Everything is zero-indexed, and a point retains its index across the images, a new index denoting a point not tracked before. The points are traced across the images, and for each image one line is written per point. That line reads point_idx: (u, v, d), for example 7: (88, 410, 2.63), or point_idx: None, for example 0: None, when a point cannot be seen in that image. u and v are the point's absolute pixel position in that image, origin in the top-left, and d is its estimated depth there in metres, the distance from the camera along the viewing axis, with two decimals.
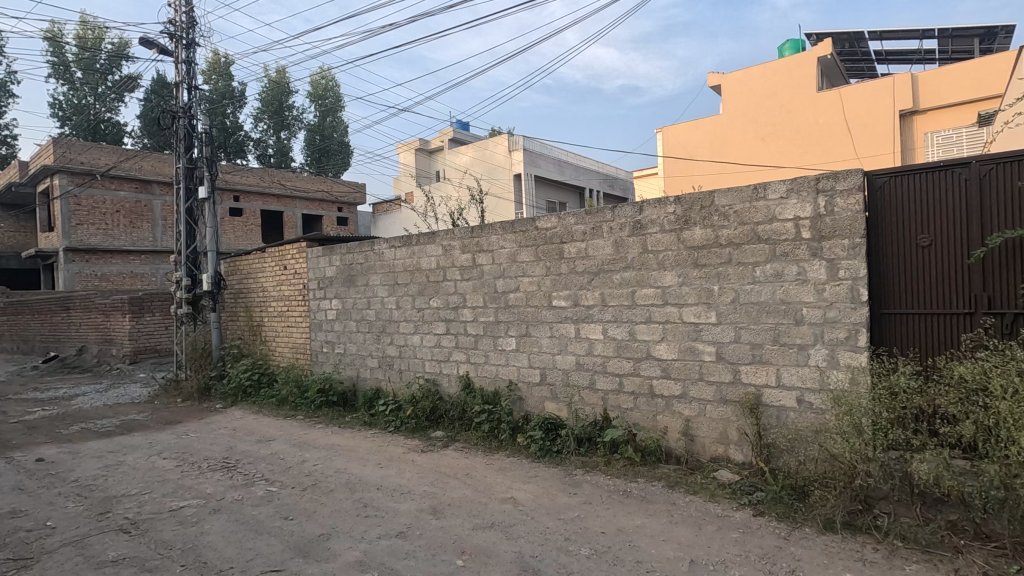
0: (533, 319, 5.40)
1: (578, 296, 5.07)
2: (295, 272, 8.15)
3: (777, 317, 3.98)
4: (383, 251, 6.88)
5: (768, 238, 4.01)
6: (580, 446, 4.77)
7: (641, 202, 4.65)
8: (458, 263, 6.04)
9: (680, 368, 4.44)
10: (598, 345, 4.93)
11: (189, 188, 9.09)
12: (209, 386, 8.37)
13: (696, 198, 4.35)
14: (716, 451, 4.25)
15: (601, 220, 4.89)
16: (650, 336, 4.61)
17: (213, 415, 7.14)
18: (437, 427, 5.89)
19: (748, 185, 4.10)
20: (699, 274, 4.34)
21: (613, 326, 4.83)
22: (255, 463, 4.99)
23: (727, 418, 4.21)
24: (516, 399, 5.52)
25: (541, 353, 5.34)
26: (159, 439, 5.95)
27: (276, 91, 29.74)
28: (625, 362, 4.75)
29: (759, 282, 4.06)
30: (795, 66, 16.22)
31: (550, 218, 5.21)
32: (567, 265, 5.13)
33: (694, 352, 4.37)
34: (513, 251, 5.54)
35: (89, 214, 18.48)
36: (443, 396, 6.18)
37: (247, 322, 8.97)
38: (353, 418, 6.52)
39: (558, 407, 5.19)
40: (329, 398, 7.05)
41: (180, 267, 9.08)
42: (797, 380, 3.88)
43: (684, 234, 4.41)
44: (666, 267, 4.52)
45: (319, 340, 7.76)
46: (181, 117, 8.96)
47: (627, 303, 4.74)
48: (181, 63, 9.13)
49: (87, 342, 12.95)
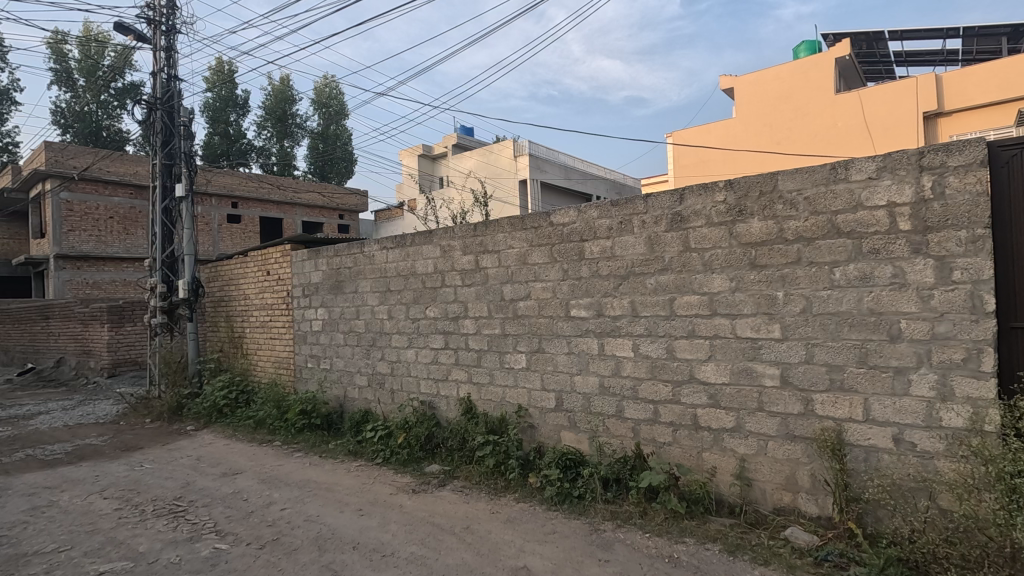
0: (545, 332, 4.54)
1: (602, 305, 4.20)
2: (278, 277, 7.34)
3: (864, 332, 3.10)
4: (374, 253, 6.04)
5: (852, 231, 3.15)
6: (607, 490, 3.88)
7: (681, 190, 3.81)
8: (459, 266, 5.19)
9: (732, 396, 3.57)
10: (627, 365, 4.06)
11: (166, 186, 8.27)
12: (181, 405, 7.47)
13: (753, 183, 3.51)
14: (781, 500, 3.38)
15: (630, 213, 4.04)
16: (693, 354, 3.74)
17: (180, 440, 6.27)
18: (432, 459, 5.01)
19: (824, 164, 3.25)
20: (758, 277, 3.48)
21: (646, 342, 3.96)
22: (211, 506, 4.12)
23: (795, 459, 3.33)
24: (526, 427, 4.65)
25: (557, 373, 4.46)
26: (108, 471, 5.07)
27: (279, 99, 29.32)
28: (662, 386, 3.88)
29: (839, 287, 3.18)
30: (813, 66, 15.41)
31: (568, 212, 4.37)
32: (588, 268, 4.28)
33: (752, 376, 3.50)
34: (523, 252, 4.69)
35: (81, 220, 17.75)
36: (441, 421, 5.32)
37: (228, 333, 8.13)
38: (337, 445, 5.63)
39: (577, 439, 4.32)
40: (312, 421, 6.16)
41: (154, 273, 8.27)
42: (892, 414, 3.01)
43: (737, 228, 3.56)
44: (713, 269, 3.65)
45: (304, 355, 6.91)
46: (158, 108, 8.19)
47: (663, 313, 3.87)
48: (160, 50, 8.37)
49: (65, 354, 12.14)
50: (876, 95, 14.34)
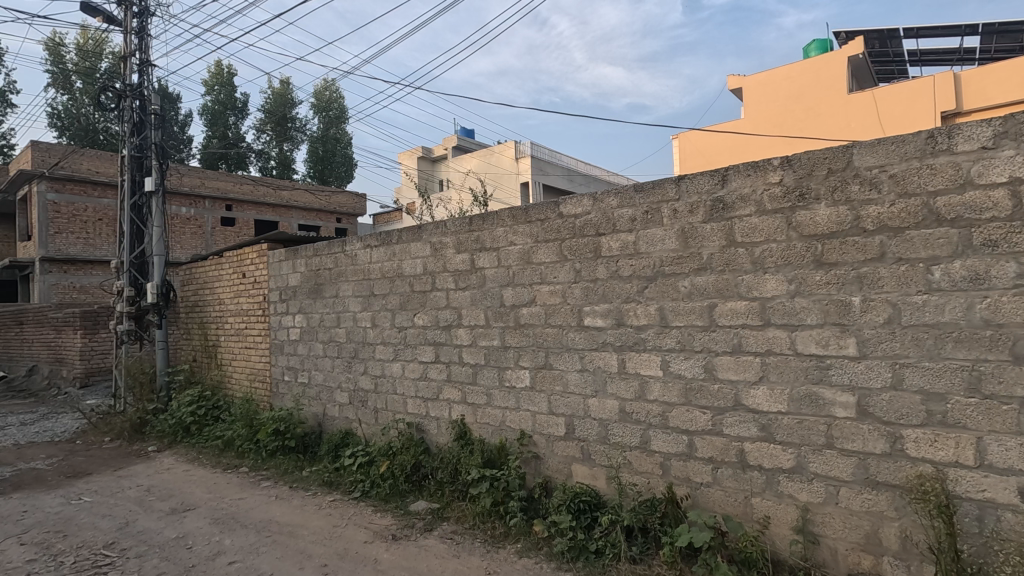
0: (553, 344, 3.80)
1: (621, 313, 3.46)
2: (254, 280, 6.62)
3: (977, 349, 2.36)
4: (357, 252, 5.31)
5: (958, 217, 2.41)
6: (632, 544, 3.12)
7: (723, 170, 3.09)
8: (452, 267, 4.46)
9: (792, 429, 2.83)
10: (654, 386, 3.32)
11: (136, 180, 7.58)
12: (145, 421, 6.71)
13: (819, 161, 2.78)
14: (859, 565, 2.64)
15: (658, 200, 3.32)
16: (739, 374, 3.01)
17: (136, 464, 5.52)
18: (419, 494, 4.26)
19: (917, 132, 2.52)
20: (825, 278, 2.74)
21: (679, 359, 3.22)
22: (145, 558, 3.36)
23: (878, 512, 2.59)
24: (530, 459, 3.91)
25: (567, 394, 3.72)
26: (38, 506, 4.30)
27: (279, 102, 28.79)
28: (700, 414, 3.14)
29: (940, 290, 2.44)
30: (824, 66, 14.73)
31: (581, 201, 3.66)
32: (604, 267, 3.55)
33: (818, 404, 2.76)
34: (527, 249, 3.96)
35: (69, 223, 17.01)
36: (430, 447, 4.58)
37: (201, 341, 7.39)
38: (311, 473, 4.88)
39: (592, 474, 3.59)
40: (286, 443, 5.39)
41: (121, 276, 7.55)
42: (1019, 461, 2.27)
43: (796, 216, 2.83)
44: (767, 269, 2.92)
45: (280, 367, 6.17)
46: (128, 96, 7.50)
47: (701, 324, 3.14)
48: (131, 34, 7.71)
49: (38, 362, 11.42)
50: (891, 93, 13.55)
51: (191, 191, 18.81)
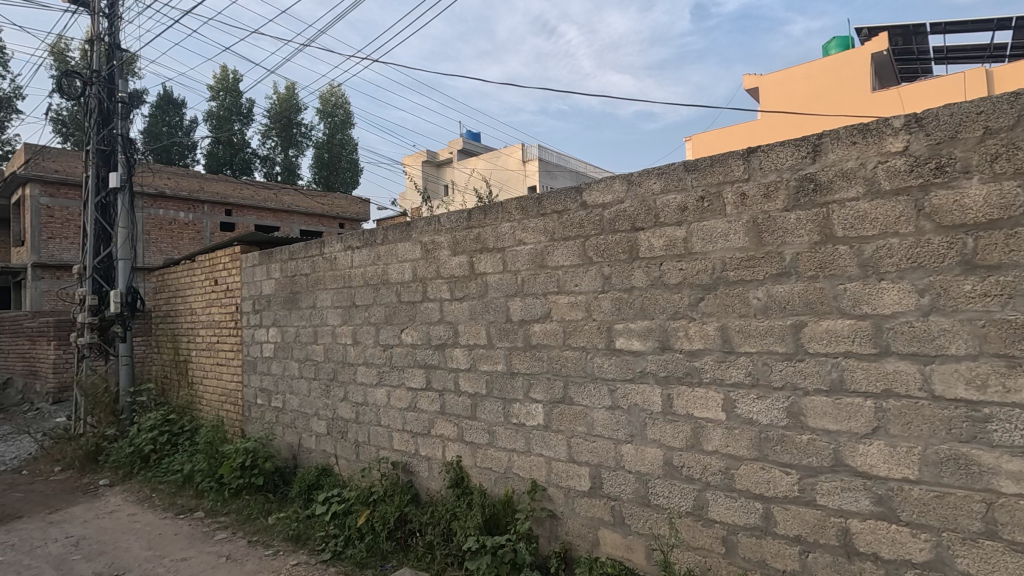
0: (574, 372, 2.94)
1: (667, 335, 2.60)
2: (226, 288, 5.80)
3: None
4: (336, 254, 4.48)
5: None
6: None
7: (814, 139, 2.24)
8: (446, 272, 3.62)
9: (926, 506, 1.96)
10: (714, 435, 2.45)
11: (101, 176, 6.80)
12: (101, 449, 5.90)
13: (969, 118, 1.91)
14: None
15: (718, 182, 2.47)
16: (840, 424, 2.14)
17: (78, 505, 4.68)
18: (404, 557, 3.40)
19: None
20: (978, 289, 1.87)
21: (748, 400, 2.36)
22: None
23: None
24: (544, 521, 3.04)
25: (592, 438, 2.86)
26: None
27: (285, 107, 28.13)
28: (781, 475, 2.27)
29: None
30: (844, 65, 13.84)
31: (611, 187, 2.83)
32: (643, 272, 2.69)
33: (975, 479, 1.87)
34: (540, 250, 3.11)
35: (62, 227, 16.30)
36: (419, 493, 3.73)
37: (172, 355, 6.60)
38: (277, 520, 4.02)
39: (626, 544, 2.72)
40: (252, 480, 4.54)
41: (84, 282, 6.75)
42: None
43: (930, 199, 1.96)
44: (887, 278, 2.05)
45: (252, 388, 5.34)
46: (94, 84, 6.75)
47: (780, 353, 2.28)
48: (99, 15, 6.97)
49: (12, 375, 10.60)
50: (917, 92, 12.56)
51: (190, 195, 18.09)
